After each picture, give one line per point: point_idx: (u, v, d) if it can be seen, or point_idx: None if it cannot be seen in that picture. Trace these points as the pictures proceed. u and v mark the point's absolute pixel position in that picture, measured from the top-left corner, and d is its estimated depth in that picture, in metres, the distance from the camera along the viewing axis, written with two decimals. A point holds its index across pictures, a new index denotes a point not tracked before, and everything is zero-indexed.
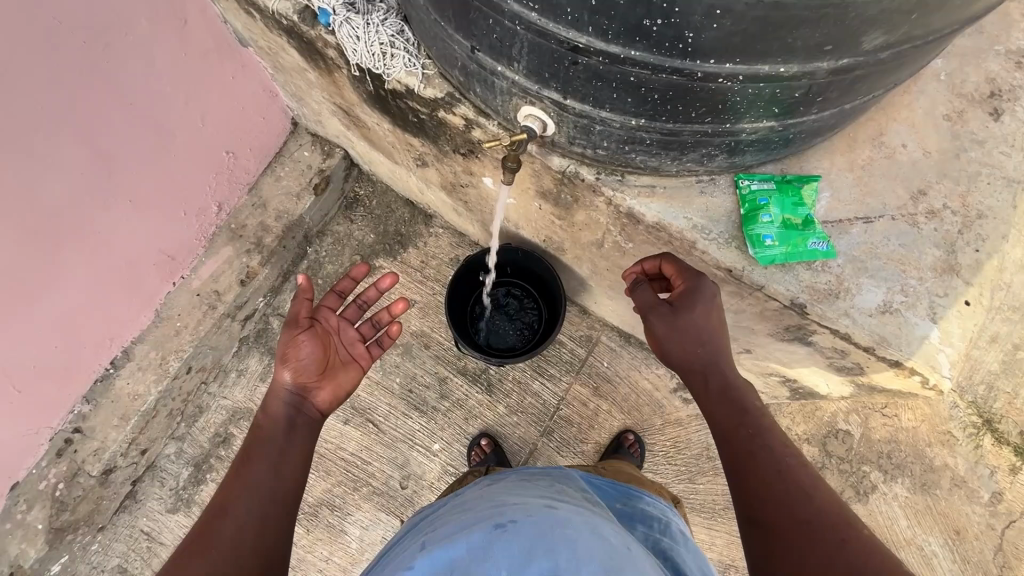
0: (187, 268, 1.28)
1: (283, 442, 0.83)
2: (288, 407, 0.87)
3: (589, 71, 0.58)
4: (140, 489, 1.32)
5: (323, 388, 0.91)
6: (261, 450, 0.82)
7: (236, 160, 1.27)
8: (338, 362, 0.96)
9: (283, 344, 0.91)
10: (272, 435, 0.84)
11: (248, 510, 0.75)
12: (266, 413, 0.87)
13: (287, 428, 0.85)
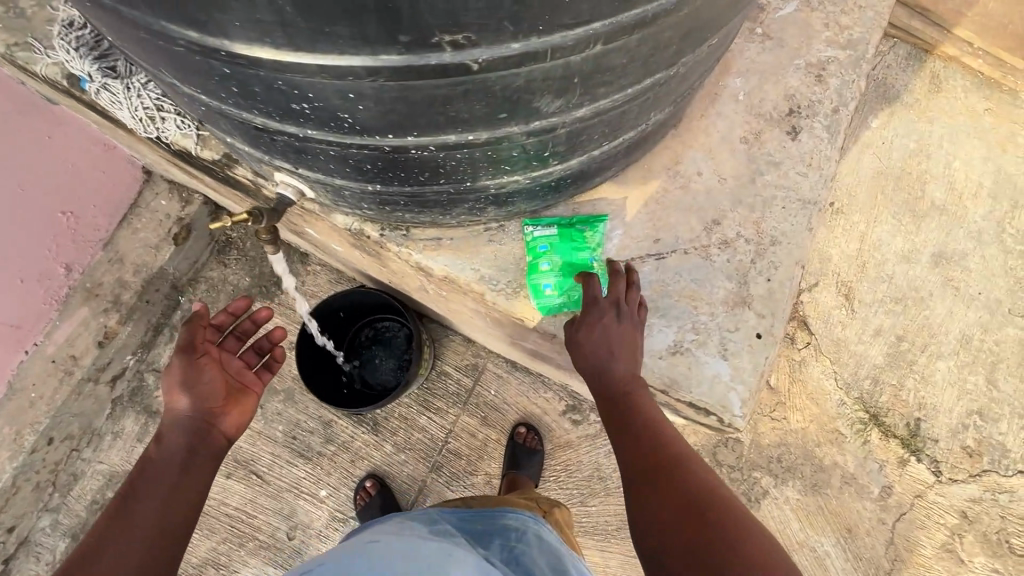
0: (40, 334, 1.21)
1: (174, 482, 0.74)
2: (181, 441, 0.77)
3: (292, 146, 0.54)
4: (15, 566, 1.27)
5: (226, 417, 0.83)
6: (151, 483, 0.74)
7: (79, 220, 1.23)
8: (236, 393, 0.86)
9: (171, 377, 0.80)
10: (160, 475, 0.74)
11: (127, 549, 0.67)
12: (154, 452, 0.77)
13: (180, 466, 0.75)
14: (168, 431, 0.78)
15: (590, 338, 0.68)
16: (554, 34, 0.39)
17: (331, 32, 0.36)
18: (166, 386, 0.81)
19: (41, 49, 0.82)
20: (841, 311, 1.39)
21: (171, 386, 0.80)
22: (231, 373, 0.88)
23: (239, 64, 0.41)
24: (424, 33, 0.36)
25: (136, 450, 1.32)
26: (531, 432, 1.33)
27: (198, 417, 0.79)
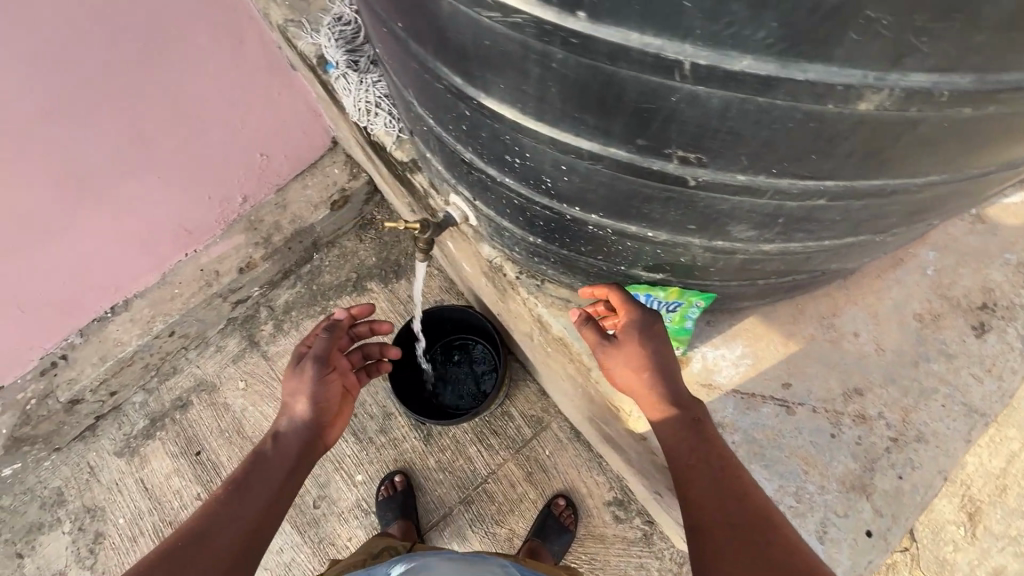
0: (203, 244, 1.42)
1: (280, 478, 0.85)
2: (298, 441, 0.91)
3: (483, 183, 0.59)
4: (100, 425, 1.44)
5: (331, 426, 0.96)
6: (262, 473, 0.85)
7: (269, 162, 1.42)
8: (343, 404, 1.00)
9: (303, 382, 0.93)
10: (270, 471, 0.85)
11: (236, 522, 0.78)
12: (273, 444, 0.90)
13: (289, 464, 0.87)
14: (289, 429, 0.92)
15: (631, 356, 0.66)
16: (784, 178, 0.38)
17: (578, 118, 0.39)
18: (296, 388, 0.93)
19: (309, 31, 0.97)
20: (957, 530, 1.19)
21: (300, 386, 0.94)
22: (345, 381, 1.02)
23: (482, 113, 0.45)
24: (662, 144, 0.38)
25: (228, 369, 1.48)
26: (570, 509, 1.28)
27: (312, 422, 0.92)
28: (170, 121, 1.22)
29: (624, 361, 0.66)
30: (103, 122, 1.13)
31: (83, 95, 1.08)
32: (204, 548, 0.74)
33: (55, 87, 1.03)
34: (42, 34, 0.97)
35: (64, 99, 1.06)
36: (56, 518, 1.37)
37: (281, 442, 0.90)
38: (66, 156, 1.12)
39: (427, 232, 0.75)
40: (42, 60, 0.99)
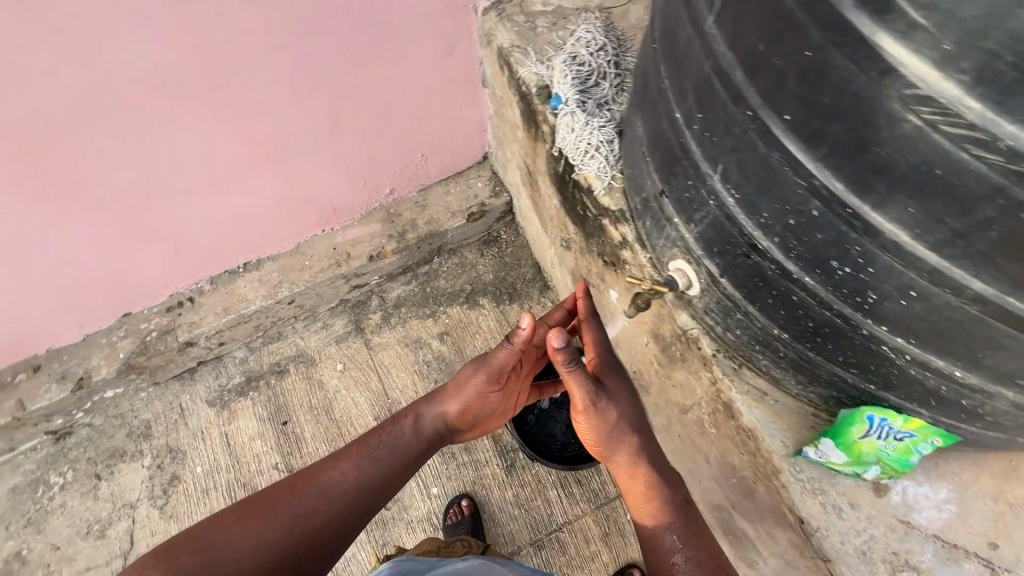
0: (339, 223, 1.46)
1: (405, 461, 0.90)
2: (433, 437, 0.96)
3: (756, 270, 0.58)
4: (200, 370, 1.47)
5: (463, 433, 1.01)
6: (389, 455, 0.90)
7: (425, 163, 1.43)
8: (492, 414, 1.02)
9: (470, 387, 0.94)
10: (399, 449, 0.91)
11: (345, 496, 0.83)
12: (413, 429, 0.94)
13: (418, 457, 0.92)
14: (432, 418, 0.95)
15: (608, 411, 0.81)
16: None
17: (993, 266, 0.41)
18: (461, 388, 0.95)
19: (535, 61, 1.01)
20: None
21: (465, 385, 0.95)
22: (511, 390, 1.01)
23: (845, 222, 0.46)
24: None
25: (330, 347, 1.50)
26: None
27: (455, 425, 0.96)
28: (361, 117, 1.20)
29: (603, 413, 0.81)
30: (304, 109, 1.11)
31: (299, 84, 1.06)
32: (327, 496, 0.83)
33: (279, 73, 1.02)
34: (288, 25, 0.94)
35: (282, 84, 1.04)
36: (140, 450, 1.40)
37: (422, 427, 0.95)
38: (262, 132, 1.11)
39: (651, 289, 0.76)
40: (279, 47, 0.97)
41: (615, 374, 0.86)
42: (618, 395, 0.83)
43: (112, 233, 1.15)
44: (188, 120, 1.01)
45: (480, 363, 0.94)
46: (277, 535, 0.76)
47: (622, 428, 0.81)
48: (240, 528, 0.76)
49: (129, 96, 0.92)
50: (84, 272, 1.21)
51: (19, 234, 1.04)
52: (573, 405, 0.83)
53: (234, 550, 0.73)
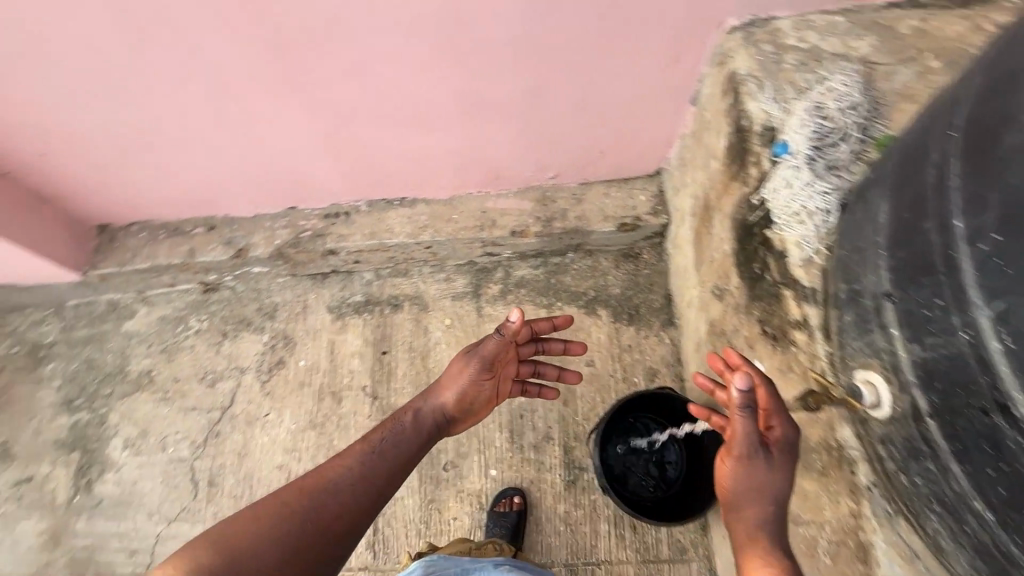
0: (496, 190, 1.48)
1: (409, 449, 0.98)
2: (432, 424, 1.06)
3: (991, 434, 0.50)
4: (330, 277, 1.59)
5: (461, 423, 1.11)
6: (393, 449, 0.96)
7: (598, 160, 1.40)
8: (483, 409, 1.14)
9: (461, 375, 1.10)
10: (405, 436, 1.00)
11: (352, 491, 0.86)
12: (413, 419, 1.04)
13: (422, 439, 1.02)
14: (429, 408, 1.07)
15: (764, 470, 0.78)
16: None
17: None
18: (451, 377, 1.10)
19: (769, 97, 0.94)
20: None
21: (457, 376, 1.10)
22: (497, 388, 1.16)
23: None
24: None
25: (445, 300, 1.55)
26: None
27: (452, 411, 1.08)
28: (560, 99, 1.19)
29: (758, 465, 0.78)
30: (514, 77, 1.12)
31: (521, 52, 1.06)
32: (340, 486, 0.85)
33: (509, 37, 1.02)
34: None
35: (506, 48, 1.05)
36: (262, 326, 1.55)
37: (421, 416, 1.05)
38: (468, 87, 1.14)
39: (822, 392, 0.80)
40: (520, 12, 0.98)
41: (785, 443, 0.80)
42: (778, 464, 0.78)
43: (306, 138, 1.25)
44: (409, 59, 1.06)
45: (472, 357, 1.11)
46: (293, 531, 0.77)
47: (765, 495, 0.77)
48: (251, 527, 0.75)
49: (378, 19, 0.97)
50: (271, 164, 1.34)
51: (240, 116, 1.18)
52: (725, 446, 0.81)
53: (247, 561, 0.71)
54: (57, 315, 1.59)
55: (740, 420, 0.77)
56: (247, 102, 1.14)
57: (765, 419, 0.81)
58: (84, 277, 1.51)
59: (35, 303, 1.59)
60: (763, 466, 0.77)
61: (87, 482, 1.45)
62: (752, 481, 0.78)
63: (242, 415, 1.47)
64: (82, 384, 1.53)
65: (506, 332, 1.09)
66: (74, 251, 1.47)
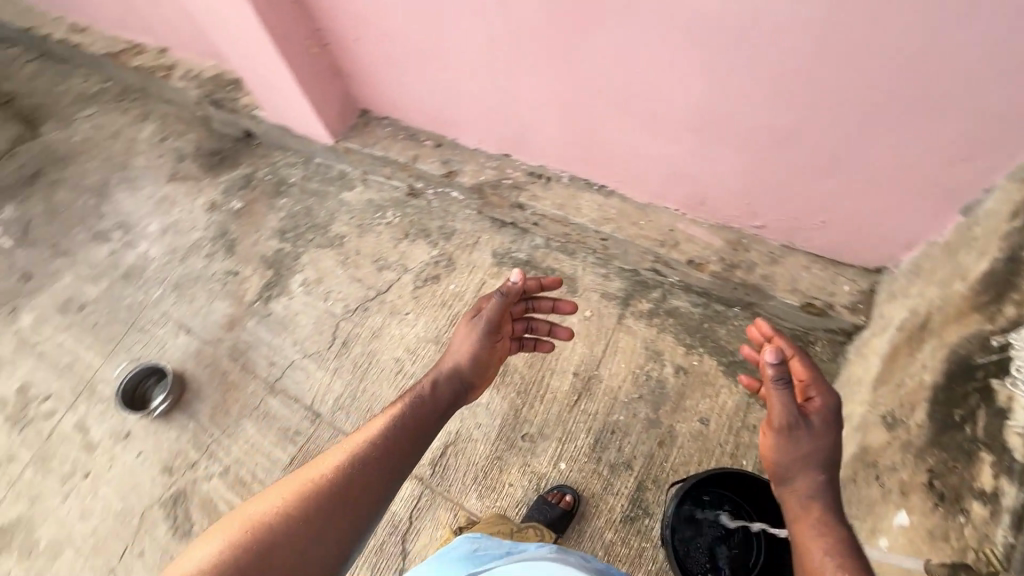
0: (691, 215, 1.45)
1: (433, 420, 1.06)
2: (456, 386, 1.16)
3: None
4: (507, 228, 1.71)
5: (477, 389, 1.22)
6: (417, 424, 1.03)
7: (814, 230, 1.28)
8: (492, 371, 1.26)
9: (469, 341, 1.20)
10: (426, 403, 1.08)
11: (373, 462, 0.93)
12: (433, 385, 1.13)
13: (446, 406, 1.11)
14: (444, 376, 1.15)
15: (807, 435, 0.85)
16: None
17: None
18: (461, 343, 1.20)
19: None
20: None
21: (465, 341, 1.20)
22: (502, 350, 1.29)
23: None
24: None
25: (594, 293, 1.57)
26: None
27: (471, 376, 1.18)
28: (805, 151, 1.12)
29: (803, 427, 0.86)
30: (769, 112, 1.08)
31: (790, 89, 1.02)
32: (362, 458, 0.92)
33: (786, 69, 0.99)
34: (840, 36, 0.90)
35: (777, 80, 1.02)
36: (436, 242, 1.73)
37: (438, 384, 1.13)
38: (718, 106, 1.13)
39: (984, 575, 0.70)
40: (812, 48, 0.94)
41: (824, 412, 0.88)
42: (818, 432, 0.86)
43: (546, 100, 1.36)
44: (674, 60, 1.09)
45: (477, 323, 1.22)
46: (319, 505, 0.84)
47: (808, 462, 0.84)
48: (278, 504, 0.84)
49: (667, 13, 1.01)
50: (507, 113, 1.48)
51: (505, 62, 1.32)
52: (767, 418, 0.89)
53: (281, 534, 0.80)
54: (305, 165, 1.96)
55: (776, 392, 0.85)
56: (518, 51, 1.27)
57: (803, 393, 0.91)
58: (333, 145, 1.83)
59: (296, 150, 1.98)
60: (805, 436, 0.85)
61: (267, 296, 1.74)
62: (798, 445, 0.85)
63: (389, 304, 1.66)
64: (296, 222, 1.85)
65: (507, 294, 1.21)
66: (338, 121, 1.79)
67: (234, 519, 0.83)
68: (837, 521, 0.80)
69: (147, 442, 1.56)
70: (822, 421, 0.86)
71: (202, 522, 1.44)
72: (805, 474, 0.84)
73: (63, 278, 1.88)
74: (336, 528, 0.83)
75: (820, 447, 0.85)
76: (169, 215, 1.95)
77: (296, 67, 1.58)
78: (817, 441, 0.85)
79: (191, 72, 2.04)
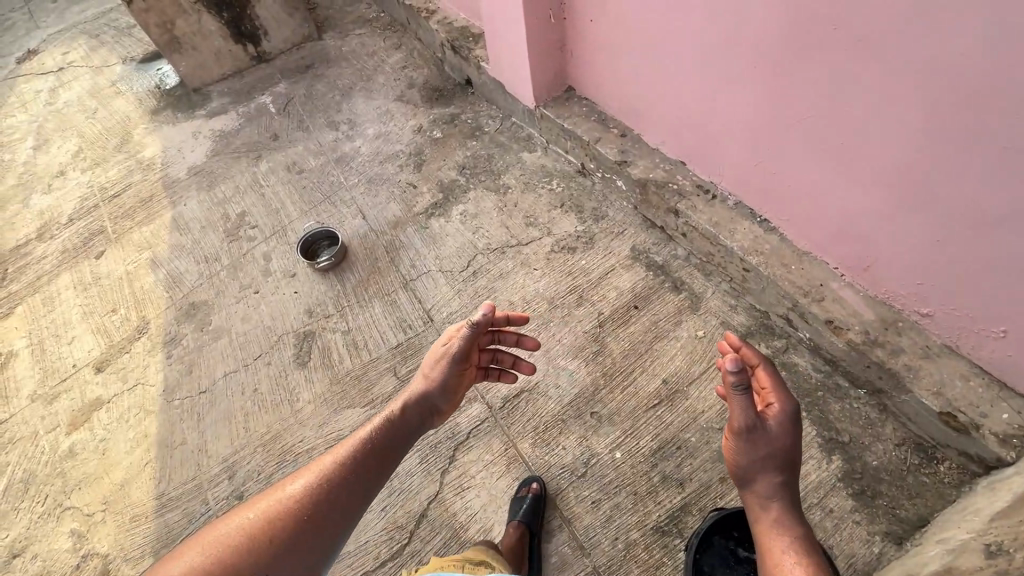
0: (846, 277, 1.38)
1: (403, 439, 1.13)
2: (424, 412, 1.19)
3: None
4: (654, 230, 1.76)
5: (440, 414, 1.24)
6: (388, 445, 1.10)
7: (984, 337, 1.15)
8: (456, 399, 1.28)
9: (433, 372, 1.22)
10: (391, 427, 1.13)
11: (342, 482, 1.01)
12: (399, 414, 1.16)
13: (412, 431, 1.16)
14: (412, 401, 1.19)
15: (761, 441, 0.89)
16: None
17: None
18: (426, 377, 1.22)
19: None
20: None
21: (432, 373, 1.22)
22: (469, 379, 1.30)
23: None
24: None
25: (714, 318, 1.55)
26: None
27: (440, 401, 1.21)
28: (1012, 244, 1.01)
29: (762, 433, 0.89)
30: (986, 188, 0.99)
31: (1022, 169, 0.93)
32: (325, 483, 0.99)
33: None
34: None
35: (1009, 155, 0.94)
36: (584, 219, 1.85)
37: (406, 410, 1.17)
38: (919, 166, 1.07)
39: None
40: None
41: (782, 417, 0.92)
42: (775, 437, 0.90)
43: (740, 117, 1.39)
44: (887, 106, 1.06)
45: (442, 356, 1.23)
46: (284, 530, 0.92)
47: (767, 464, 0.89)
48: (241, 527, 0.91)
49: (908, 59, 0.99)
50: (698, 121, 1.53)
51: (714, 71, 1.38)
52: (727, 426, 0.92)
53: (240, 564, 0.86)
54: (503, 120, 2.20)
55: (735, 400, 0.88)
56: (737, 65, 1.31)
57: (763, 400, 0.95)
58: (532, 109, 2.03)
59: (500, 106, 2.23)
60: (762, 438, 0.89)
61: (431, 213, 2.01)
62: (754, 450, 0.89)
63: (523, 256, 1.82)
64: (476, 163, 2.10)
65: (476, 329, 1.20)
66: (546, 90, 1.98)
67: (197, 541, 0.90)
68: (793, 522, 0.86)
69: (304, 286, 1.92)
70: (777, 423, 0.91)
71: (316, 361, 1.74)
72: (758, 471, 0.89)
73: (297, 146, 2.35)
74: (300, 556, 0.91)
75: (779, 447, 0.89)
76: (385, 125, 2.33)
77: (532, 33, 1.79)
78: (773, 441, 0.89)
79: (447, 20, 2.40)
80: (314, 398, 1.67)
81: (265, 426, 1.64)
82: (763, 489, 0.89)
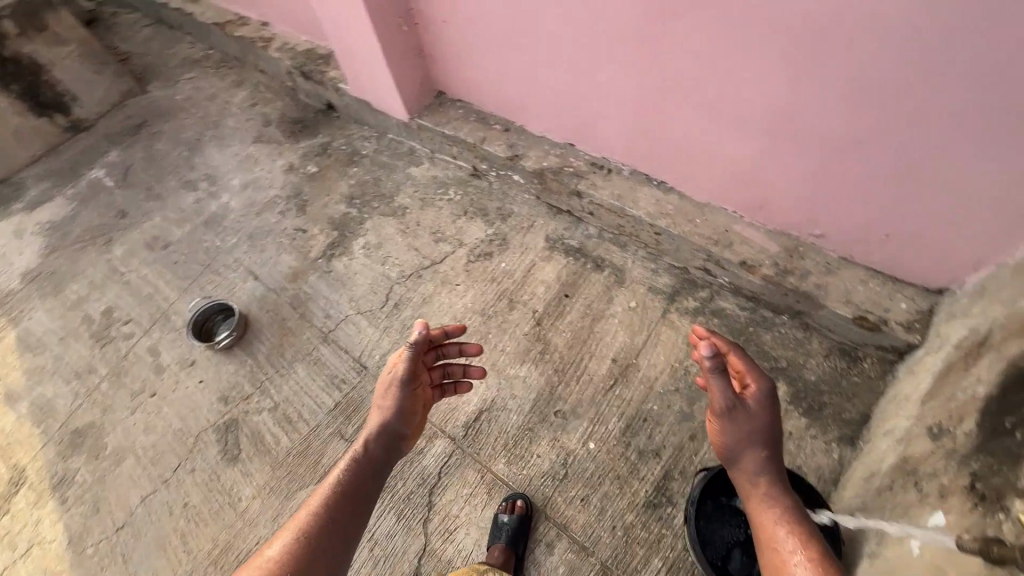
0: (749, 219, 1.47)
1: (373, 479, 1.04)
2: (389, 447, 1.10)
3: None
4: (562, 216, 1.77)
5: (407, 445, 1.14)
6: (360, 495, 1.01)
7: (874, 245, 1.28)
8: (419, 426, 1.19)
9: (386, 400, 1.13)
10: (359, 469, 1.04)
11: (323, 529, 0.93)
12: (365, 455, 1.06)
13: (378, 470, 1.06)
14: (374, 434, 1.09)
15: (744, 419, 0.94)
16: None
17: None
18: (381, 408, 1.13)
19: None
20: None
21: (383, 402, 1.13)
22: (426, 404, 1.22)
23: None
24: None
25: (641, 286, 1.60)
26: None
27: (403, 430, 1.12)
28: (884, 165, 1.12)
29: (744, 413, 0.94)
30: (853, 119, 1.09)
31: (879, 97, 1.03)
32: (303, 536, 0.91)
33: (902, 87, 0.99)
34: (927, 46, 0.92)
35: (889, 95, 1.02)
36: (492, 222, 1.80)
37: (369, 444, 1.08)
38: (793, 108, 1.15)
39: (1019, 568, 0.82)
40: (935, 71, 0.94)
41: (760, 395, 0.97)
42: (755, 415, 0.95)
43: (621, 93, 1.41)
44: (755, 59, 1.12)
45: (389, 386, 1.14)
46: None
47: (753, 441, 0.94)
48: None
49: (796, 14, 1.00)
50: (579, 103, 1.53)
51: (586, 53, 1.38)
52: (709, 409, 0.96)
53: None
54: (379, 139, 2.08)
55: (715, 381, 0.92)
56: (623, 38, 1.27)
57: (740, 381, 0.99)
58: (407, 122, 1.94)
59: (372, 125, 2.11)
60: (744, 416, 0.94)
61: (331, 254, 1.86)
62: (740, 430, 0.94)
63: (442, 274, 1.74)
64: (364, 190, 1.97)
65: (416, 345, 1.13)
66: (416, 100, 1.90)
67: None
68: (782, 494, 0.91)
69: (209, 372, 1.69)
70: (757, 401, 0.95)
71: (249, 450, 1.55)
72: (747, 449, 0.94)
73: (153, 218, 2.06)
74: None
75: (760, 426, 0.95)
76: (251, 172, 2.11)
77: (386, 44, 1.69)
78: (756, 420, 0.94)
79: (287, 46, 2.21)
80: (259, 491, 1.49)
81: (210, 540, 1.44)
82: (752, 469, 0.94)
